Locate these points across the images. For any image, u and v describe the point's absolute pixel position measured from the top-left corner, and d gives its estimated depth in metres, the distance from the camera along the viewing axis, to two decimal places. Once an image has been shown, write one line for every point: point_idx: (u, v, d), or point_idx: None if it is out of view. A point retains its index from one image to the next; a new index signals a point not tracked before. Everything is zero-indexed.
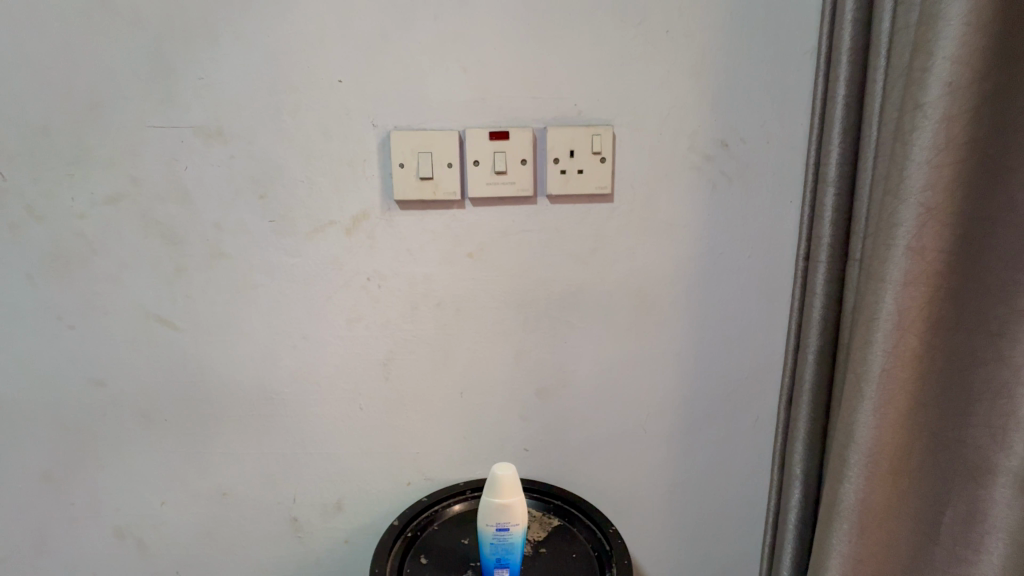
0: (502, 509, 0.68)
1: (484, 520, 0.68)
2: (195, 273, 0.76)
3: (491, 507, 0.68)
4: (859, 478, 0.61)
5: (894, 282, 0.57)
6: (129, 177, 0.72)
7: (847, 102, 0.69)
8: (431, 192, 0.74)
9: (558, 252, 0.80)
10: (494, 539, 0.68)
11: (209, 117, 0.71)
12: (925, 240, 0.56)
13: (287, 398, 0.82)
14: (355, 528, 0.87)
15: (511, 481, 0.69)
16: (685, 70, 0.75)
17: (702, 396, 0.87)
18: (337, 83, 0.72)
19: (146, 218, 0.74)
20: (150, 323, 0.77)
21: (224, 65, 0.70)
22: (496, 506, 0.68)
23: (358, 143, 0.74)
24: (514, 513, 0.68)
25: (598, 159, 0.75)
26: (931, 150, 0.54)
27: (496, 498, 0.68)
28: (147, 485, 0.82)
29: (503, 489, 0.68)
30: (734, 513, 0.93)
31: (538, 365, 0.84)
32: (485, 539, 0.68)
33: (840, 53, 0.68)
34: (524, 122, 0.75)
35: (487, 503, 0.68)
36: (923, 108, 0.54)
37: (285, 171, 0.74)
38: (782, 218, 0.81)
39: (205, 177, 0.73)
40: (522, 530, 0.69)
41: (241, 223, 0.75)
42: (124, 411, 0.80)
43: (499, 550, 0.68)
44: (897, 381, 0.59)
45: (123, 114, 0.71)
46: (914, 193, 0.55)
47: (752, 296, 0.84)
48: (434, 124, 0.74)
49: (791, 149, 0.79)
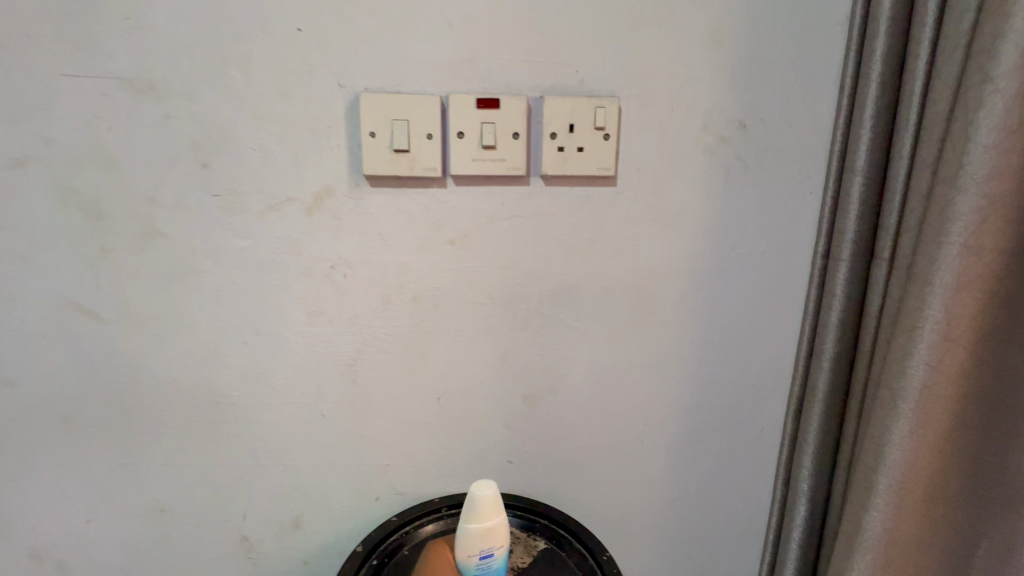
0: (482, 534, 0.62)
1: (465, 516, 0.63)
2: (124, 254, 0.64)
3: (470, 534, 0.62)
4: (886, 504, 0.55)
5: (942, 286, 0.50)
6: (40, 137, 0.60)
7: (881, 82, 0.61)
8: (407, 167, 0.63)
9: (553, 241, 0.70)
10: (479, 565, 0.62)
11: (140, 68, 0.59)
12: (984, 238, 0.48)
13: (236, 402, 0.71)
14: (315, 549, 0.78)
15: (492, 503, 0.64)
16: (701, 38, 0.66)
17: (704, 402, 0.79)
18: (297, 33, 0.60)
19: (63, 188, 0.61)
20: (68, 313, 0.65)
21: (157, 4, 0.58)
22: (475, 531, 0.62)
23: (321, 106, 0.63)
24: (496, 536, 0.63)
25: (601, 135, 0.66)
26: (998, 131, 0.46)
27: (475, 523, 0.63)
28: (69, 500, 0.71)
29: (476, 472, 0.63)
30: (734, 531, 0.85)
31: (526, 368, 0.74)
32: (468, 568, 0.63)
33: (877, 24, 0.60)
34: (518, 90, 0.65)
35: (465, 530, 0.63)
36: (992, 81, 0.45)
37: (234, 137, 0.62)
38: (801, 211, 0.73)
39: (135, 140, 0.61)
40: (505, 552, 0.64)
41: (181, 196, 0.63)
42: (39, 416, 0.68)
43: None
44: (936, 399, 0.52)
45: (29, 57, 0.58)
46: (973, 185, 0.47)
47: (764, 297, 0.76)
48: (413, 88, 0.63)
49: (813, 133, 0.70)
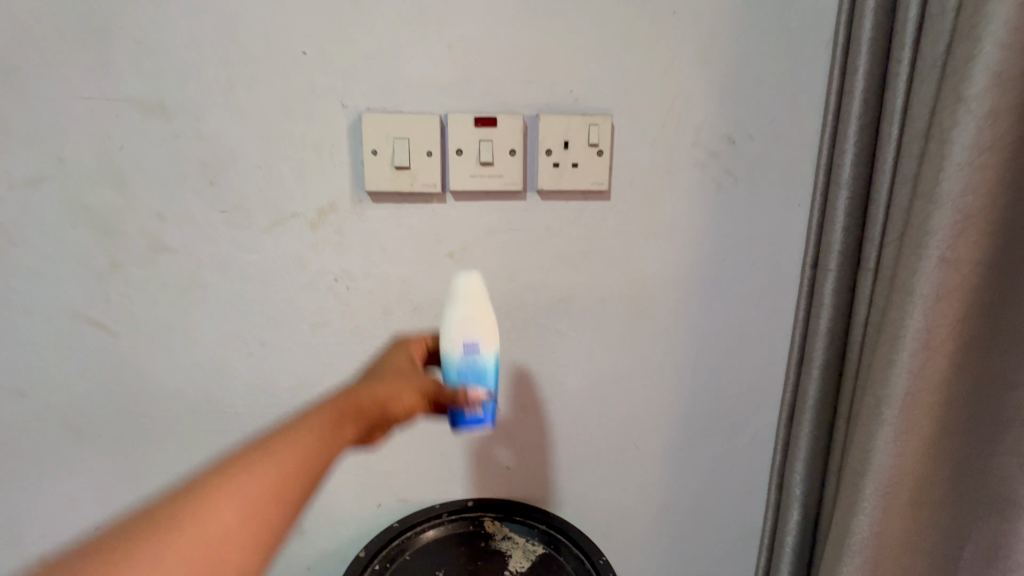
0: (467, 319, 0.57)
1: (450, 341, 0.56)
2: (133, 269, 0.66)
3: (456, 318, 0.57)
4: (874, 509, 0.57)
5: (923, 297, 0.51)
6: (53, 156, 0.62)
7: (864, 100, 0.63)
8: (408, 184, 0.65)
9: (550, 253, 0.72)
10: (462, 359, 0.56)
11: (151, 90, 0.62)
12: (960, 250, 0.50)
13: (241, 411, 0.73)
14: (319, 555, 0.79)
15: (478, 289, 0.58)
16: (691, 57, 0.68)
17: (698, 409, 0.81)
18: (301, 56, 0.63)
19: (75, 205, 0.64)
20: (78, 325, 0.67)
21: (167, 29, 0.61)
22: (461, 317, 0.57)
23: (325, 125, 0.65)
24: (479, 329, 0.57)
25: (595, 152, 0.68)
26: (971, 150, 0.48)
27: (461, 304, 0.57)
28: (78, 508, 0.72)
29: (470, 295, 0.57)
30: (729, 535, 0.87)
31: (523, 376, 0.76)
32: (451, 361, 0.56)
33: (859, 44, 0.62)
34: (514, 109, 0.67)
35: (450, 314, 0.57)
36: (964, 102, 0.47)
37: (240, 155, 0.65)
38: (789, 222, 0.75)
39: (145, 159, 0.63)
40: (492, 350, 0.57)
41: (188, 213, 0.66)
42: (49, 426, 0.69)
43: (466, 369, 0.56)
44: (920, 406, 0.54)
45: (43, 80, 0.60)
46: (949, 200, 0.49)
47: (755, 306, 0.78)
48: (413, 107, 0.66)
49: (800, 148, 0.73)
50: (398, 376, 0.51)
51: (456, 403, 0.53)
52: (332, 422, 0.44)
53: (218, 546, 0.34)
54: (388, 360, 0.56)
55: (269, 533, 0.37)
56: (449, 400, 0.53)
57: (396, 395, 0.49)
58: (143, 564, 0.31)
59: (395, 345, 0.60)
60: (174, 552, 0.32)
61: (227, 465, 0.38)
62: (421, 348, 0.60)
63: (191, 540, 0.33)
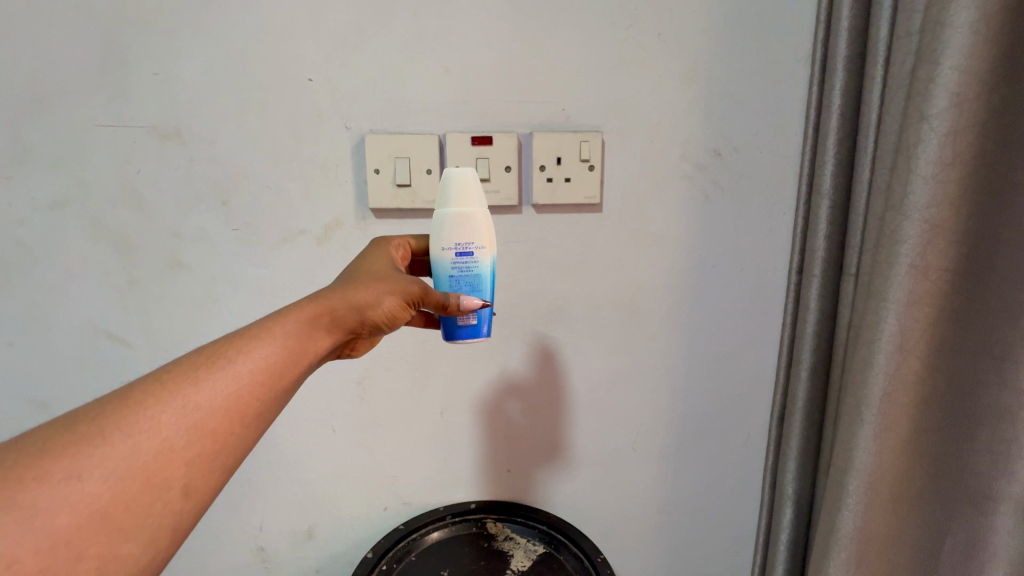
0: (460, 221, 0.55)
1: (440, 245, 0.55)
2: (150, 284, 0.70)
3: (449, 217, 0.55)
4: (858, 505, 0.60)
5: (897, 302, 0.55)
6: (76, 180, 0.66)
7: (841, 114, 0.67)
8: (409, 201, 0.69)
9: (545, 263, 0.76)
10: (455, 267, 0.56)
11: (167, 117, 0.66)
12: (930, 258, 0.53)
13: None
14: (327, 557, 0.82)
15: (472, 187, 0.56)
16: (677, 76, 0.72)
17: (692, 411, 0.84)
18: (308, 82, 0.67)
19: (96, 225, 0.67)
20: (98, 338, 0.71)
21: (182, 59, 0.64)
22: (454, 216, 0.55)
23: (330, 146, 0.69)
24: (475, 228, 0.56)
25: (587, 167, 0.71)
26: (935, 165, 0.51)
27: (453, 210, 0.55)
28: None
29: (462, 192, 0.56)
30: (724, 534, 0.89)
31: (522, 382, 0.80)
32: (441, 268, 0.56)
33: (835, 62, 0.66)
34: (509, 127, 0.71)
35: (443, 216, 0.56)
36: (928, 120, 0.51)
37: (251, 176, 0.68)
38: (775, 231, 0.78)
39: (161, 181, 0.67)
40: (488, 255, 0.57)
41: (202, 230, 0.69)
42: None
43: (460, 285, 0.56)
44: (898, 406, 0.57)
45: (68, 110, 0.64)
46: (918, 211, 0.53)
47: (744, 311, 0.81)
48: (414, 128, 0.69)
49: (784, 159, 0.76)
50: (374, 280, 0.50)
51: (449, 311, 0.54)
52: (287, 338, 0.43)
53: (160, 459, 0.35)
54: (368, 257, 0.55)
55: (218, 453, 0.38)
56: (437, 306, 0.53)
57: (366, 303, 0.48)
58: (74, 486, 0.32)
59: (377, 241, 0.58)
60: (112, 464, 0.34)
61: (173, 377, 0.38)
62: (405, 250, 0.60)
63: (130, 453, 0.35)
